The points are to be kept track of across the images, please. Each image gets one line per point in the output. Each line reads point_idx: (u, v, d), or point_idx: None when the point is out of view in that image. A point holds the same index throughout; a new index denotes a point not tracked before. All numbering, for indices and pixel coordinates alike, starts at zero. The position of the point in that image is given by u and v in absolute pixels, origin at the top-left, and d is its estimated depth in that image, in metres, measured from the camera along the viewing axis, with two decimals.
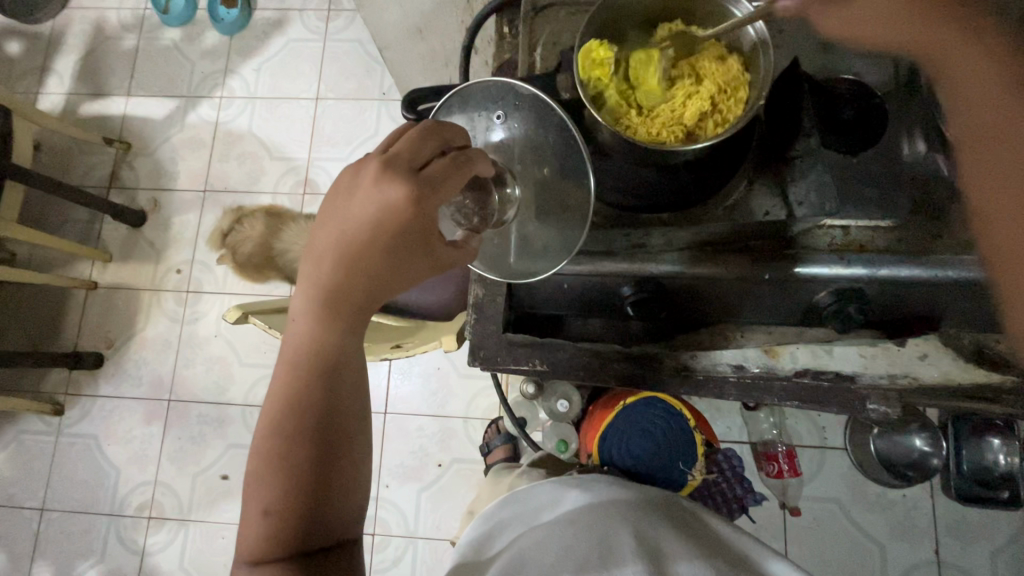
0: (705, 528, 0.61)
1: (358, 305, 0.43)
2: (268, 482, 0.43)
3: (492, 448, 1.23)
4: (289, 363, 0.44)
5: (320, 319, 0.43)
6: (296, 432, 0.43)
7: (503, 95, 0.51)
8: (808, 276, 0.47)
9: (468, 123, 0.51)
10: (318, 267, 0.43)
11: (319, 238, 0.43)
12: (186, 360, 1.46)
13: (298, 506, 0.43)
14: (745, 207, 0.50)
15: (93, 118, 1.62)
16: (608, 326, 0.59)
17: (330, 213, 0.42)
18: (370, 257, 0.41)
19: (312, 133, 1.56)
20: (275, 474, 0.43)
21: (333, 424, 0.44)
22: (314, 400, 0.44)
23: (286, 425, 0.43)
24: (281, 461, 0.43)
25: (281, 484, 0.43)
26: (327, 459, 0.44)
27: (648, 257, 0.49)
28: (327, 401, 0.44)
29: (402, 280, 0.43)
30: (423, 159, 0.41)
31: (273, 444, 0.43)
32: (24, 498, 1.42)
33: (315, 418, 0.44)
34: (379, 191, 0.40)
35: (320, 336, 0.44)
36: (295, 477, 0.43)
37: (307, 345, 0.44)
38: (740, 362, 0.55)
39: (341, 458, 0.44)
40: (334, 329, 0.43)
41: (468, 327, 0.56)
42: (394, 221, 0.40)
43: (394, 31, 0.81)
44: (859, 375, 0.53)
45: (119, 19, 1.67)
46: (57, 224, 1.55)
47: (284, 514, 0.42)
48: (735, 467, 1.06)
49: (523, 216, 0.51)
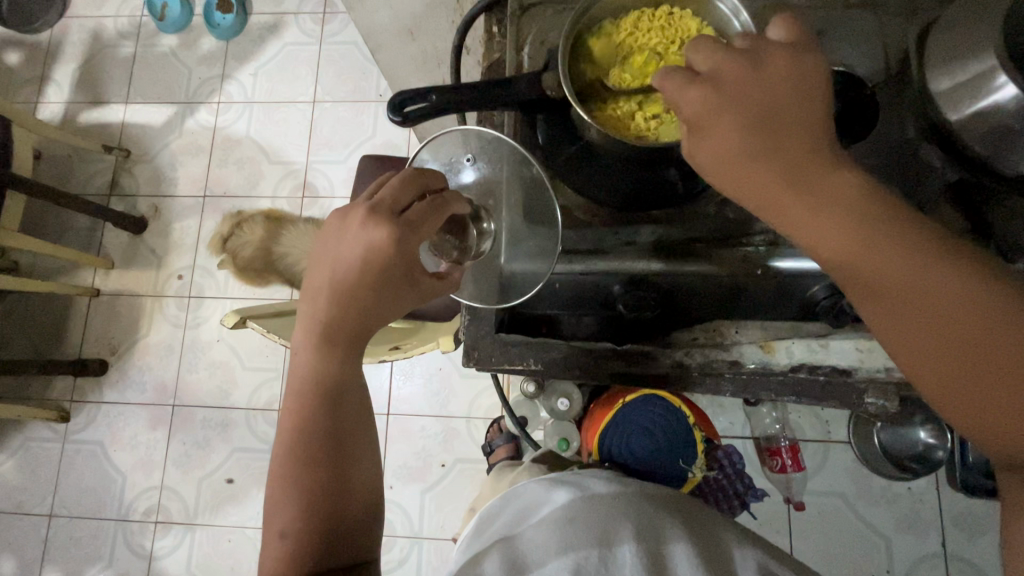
0: (709, 518, 0.60)
1: (351, 334, 0.44)
2: (280, 506, 0.42)
3: (495, 447, 1.22)
4: (292, 395, 0.44)
5: (317, 352, 0.44)
6: (306, 459, 0.43)
7: (469, 141, 0.54)
8: (796, 269, 0.50)
9: (444, 166, 0.55)
10: (314, 304, 0.44)
11: (313, 277, 0.45)
12: (189, 364, 1.47)
13: (316, 530, 0.41)
14: (738, 201, 0.51)
15: (92, 126, 1.63)
16: (601, 324, 0.56)
17: (321, 254, 0.44)
18: (361, 289, 0.43)
19: (309, 136, 1.57)
20: (291, 497, 0.42)
21: (341, 448, 0.44)
22: (320, 428, 0.43)
23: (295, 452, 0.43)
24: (294, 487, 0.42)
25: (296, 506, 0.42)
26: (338, 482, 0.43)
27: (634, 255, 0.51)
28: (334, 428, 0.44)
29: (393, 311, 0.44)
30: (405, 201, 0.44)
31: (285, 471, 0.43)
32: (32, 505, 1.43)
33: (325, 443, 0.43)
34: (365, 231, 0.42)
35: (315, 368, 0.44)
36: (307, 500, 0.42)
37: (305, 376, 0.44)
38: (736, 358, 0.52)
39: (351, 479, 0.44)
40: (329, 361, 0.44)
41: (462, 328, 0.55)
42: (380, 261, 0.42)
43: (384, 31, 0.80)
44: (855, 370, 0.51)
45: (116, 27, 1.68)
46: (59, 232, 1.56)
47: (300, 538, 0.41)
48: (735, 463, 1.05)
49: (513, 223, 0.53)
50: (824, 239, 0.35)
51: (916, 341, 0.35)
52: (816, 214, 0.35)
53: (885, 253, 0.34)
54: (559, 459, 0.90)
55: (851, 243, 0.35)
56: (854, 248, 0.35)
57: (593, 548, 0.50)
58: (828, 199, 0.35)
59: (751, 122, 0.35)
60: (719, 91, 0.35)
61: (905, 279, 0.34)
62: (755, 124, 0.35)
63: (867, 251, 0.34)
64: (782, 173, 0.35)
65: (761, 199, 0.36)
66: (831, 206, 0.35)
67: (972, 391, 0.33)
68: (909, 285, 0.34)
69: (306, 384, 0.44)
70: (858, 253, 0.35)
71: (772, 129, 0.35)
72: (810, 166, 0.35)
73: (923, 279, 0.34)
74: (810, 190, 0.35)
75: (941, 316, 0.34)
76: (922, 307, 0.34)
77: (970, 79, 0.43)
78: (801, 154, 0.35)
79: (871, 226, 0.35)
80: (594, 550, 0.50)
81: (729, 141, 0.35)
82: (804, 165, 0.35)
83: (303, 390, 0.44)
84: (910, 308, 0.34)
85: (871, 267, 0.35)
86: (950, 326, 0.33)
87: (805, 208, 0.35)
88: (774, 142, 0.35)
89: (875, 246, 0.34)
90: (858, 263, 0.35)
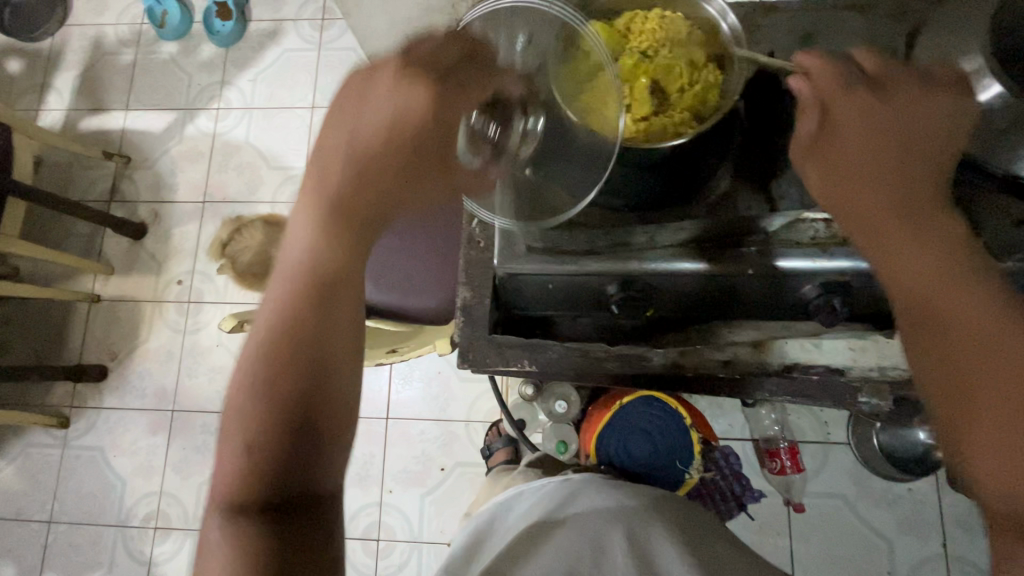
0: (699, 517, 0.63)
1: (361, 206, 0.49)
2: (251, 384, 0.44)
3: (494, 450, 1.23)
4: (289, 273, 0.47)
5: (320, 223, 0.48)
6: (283, 340, 0.45)
7: (530, 17, 0.47)
8: (792, 269, 0.48)
9: (493, 44, 0.48)
10: (329, 177, 0.49)
11: (330, 152, 0.49)
12: (189, 370, 1.47)
13: (277, 416, 0.43)
14: (731, 203, 0.48)
15: (92, 132, 1.64)
16: (597, 324, 0.59)
17: (341, 122, 0.49)
18: (390, 153, 0.48)
19: (308, 141, 1.58)
20: (262, 378, 0.44)
21: (319, 340, 0.45)
22: (306, 313, 0.46)
23: (277, 334, 0.45)
24: (262, 366, 0.44)
25: (261, 384, 0.43)
26: (310, 377, 0.44)
27: (631, 255, 0.50)
28: (318, 317, 0.46)
29: (412, 186, 0.50)
30: (449, 62, 0.47)
31: (259, 349, 0.45)
32: (32, 511, 1.43)
33: (305, 332, 0.45)
34: (397, 90, 0.47)
35: (316, 241, 0.48)
36: (276, 380, 0.44)
37: (304, 250, 0.48)
38: (730, 357, 0.53)
39: (324, 377, 0.45)
40: (332, 235, 0.48)
41: (456, 331, 0.55)
42: (408, 122, 0.47)
43: (381, 36, 0.81)
44: (849, 368, 0.52)
45: (117, 34, 1.69)
46: (59, 238, 1.57)
47: (261, 423, 0.42)
48: (733, 464, 1.05)
49: (505, 224, 0.50)
50: (898, 248, 0.38)
51: (941, 368, 0.36)
52: (900, 227, 0.38)
53: (952, 285, 0.36)
54: (557, 461, 0.90)
55: (924, 263, 0.37)
56: (925, 267, 0.37)
57: (586, 551, 0.52)
58: (920, 223, 0.38)
59: (878, 140, 0.40)
60: (868, 108, 0.40)
61: (963, 313, 0.36)
62: (880, 143, 0.40)
63: (935, 276, 0.37)
64: (882, 184, 0.39)
65: (848, 194, 0.40)
66: (919, 229, 0.38)
67: (984, 423, 0.34)
68: (963, 318, 0.36)
69: (303, 261, 0.47)
70: (929, 274, 0.37)
71: (892, 153, 0.39)
72: (914, 193, 0.39)
73: (975, 319, 0.35)
74: (903, 206, 0.39)
75: (976, 355, 0.35)
76: (966, 342, 0.35)
77: (959, 83, 0.42)
78: (909, 182, 0.39)
79: (954, 261, 0.37)
80: (587, 552, 0.52)
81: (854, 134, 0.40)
82: (911, 188, 0.39)
83: (300, 269, 0.47)
84: (956, 339, 0.36)
85: (935, 290, 0.37)
86: (982, 360, 0.35)
87: (893, 216, 0.39)
88: (883, 161, 0.39)
89: (946, 275, 0.37)
90: (921, 282, 0.37)
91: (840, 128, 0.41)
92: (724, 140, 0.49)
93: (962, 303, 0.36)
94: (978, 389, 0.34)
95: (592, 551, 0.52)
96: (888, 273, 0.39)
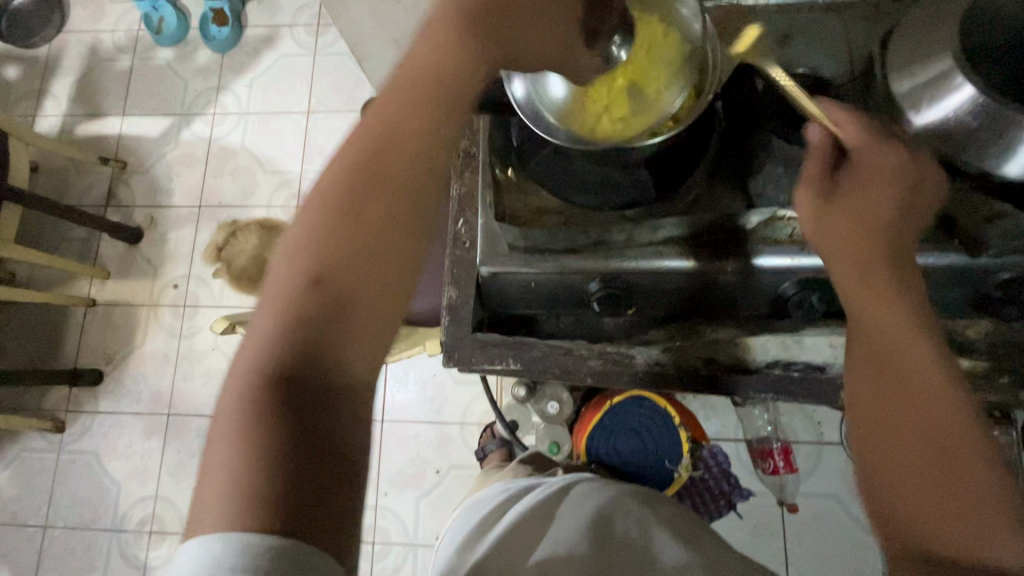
0: (687, 514, 0.64)
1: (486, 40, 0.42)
2: (326, 203, 0.38)
3: (488, 452, 1.20)
4: (400, 89, 0.41)
5: (446, 38, 0.41)
6: (373, 166, 0.38)
7: None
8: (771, 266, 0.48)
9: None
10: None
11: None
12: (184, 373, 1.47)
13: (333, 255, 0.36)
14: (709, 201, 0.51)
15: (89, 138, 1.65)
16: (579, 323, 0.59)
17: None
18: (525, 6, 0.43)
19: (303, 146, 1.59)
20: (341, 205, 0.38)
21: (406, 185, 0.39)
22: (404, 144, 0.39)
23: (369, 156, 0.39)
24: (344, 189, 0.38)
25: (341, 206, 0.38)
26: (386, 222, 0.38)
27: (610, 253, 0.50)
28: (407, 150, 0.39)
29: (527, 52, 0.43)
30: None
31: (344, 170, 0.39)
32: (27, 516, 1.43)
33: (393, 168, 0.39)
34: None
35: (438, 55, 0.41)
36: (352, 212, 0.37)
37: (425, 63, 0.41)
38: (711, 354, 0.55)
39: (392, 235, 0.38)
40: (453, 54, 0.41)
41: (442, 329, 0.55)
42: None
43: (370, 41, 0.82)
44: (829, 366, 0.53)
45: (113, 41, 1.71)
46: (56, 243, 1.57)
47: (327, 257, 0.36)
48: (721, 463, 1.04)
49: (490, 223, 0.53)
50: (877, 315, 0.41)
51: (883, 432, 0.40)
52: (884, 299, 0.41)
53: (914, 360, 0.40)
54: (548, 461, 0.90)
55: (895, 337, 0.41)
56: (894, 337, 0.41)
57: (587, 542, 0.52)
58: (900, 295, 0.41)
59: (882, 211, 0.42)
60: (884, 175, 0.42)
61: (914, 388, 0.40)
62: (883, 215, 0.42)
63: (899, 349, 0.41)
64: (875, 252, 0.42)
65: (847, 255, 0.42)
66: (897, 302, 0.41)
67: (905, 485, 0.39)
68: (911, 392, 0.40)
69: (418, 76, 0.41)
70: (896, 344, 0.41)
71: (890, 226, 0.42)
72: (898, 269, 0.42)
73: (921, 395, 0.40)
74: (888, 278, 0.42)
75: (914, 425, 0.39)
76: (907, 413, 0.40)
77: (931, 79, 0.43)
78: (898, 258, 0.42)
79: (922, 336, 0.41)
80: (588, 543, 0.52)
81: (883, 183, 0.42)
82: (896, 263, 0.42)
83: (413, 83, 0.41)
84: (900, 406, 0.40)
85: (896, 360, 0.41)
86: (915, 430, 0.39)
87: (876, 285, 0.42)
88: (878, 234, 0.42)
89: (908, 351, 0.41)
90: (888, 349, 0.41)
91: (857, 190, 0.43)
92: (701, 141, 0.51)
93: (917, 379, 0.40)
94: (911, 455, 0.39)
95: (594, 542, 0.52)
96: (863, 334, 0.42)
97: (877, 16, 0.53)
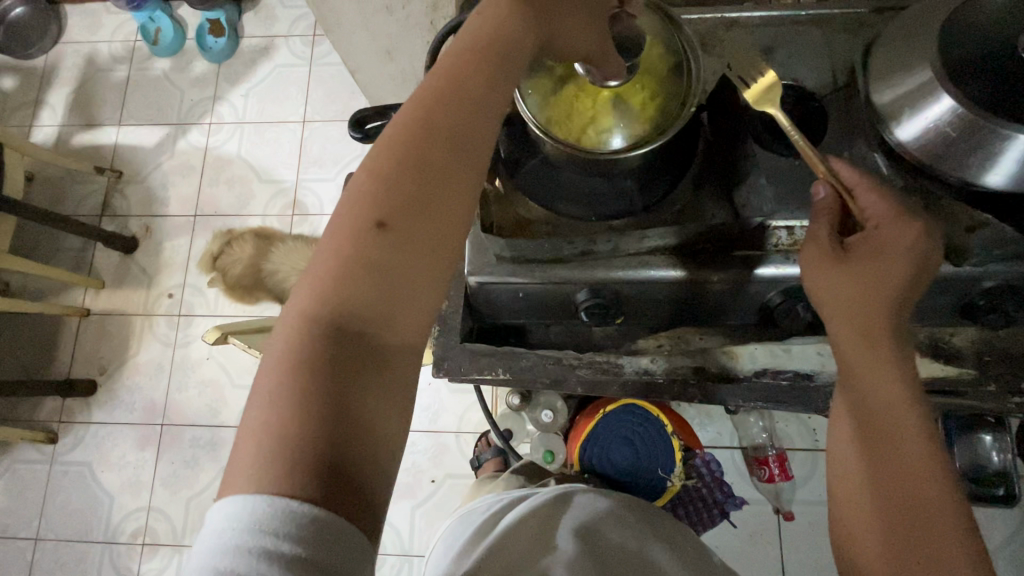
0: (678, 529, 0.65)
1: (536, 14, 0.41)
2: (379, 170, 0.36)
3: (483, 461, 1.21)
4: (457, 53, 0.39)
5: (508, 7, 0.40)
6: (425, 137, 0.36)
7: None
8: (757, 276, 0.49)
9: None
10: None
11: None
12: (178, 383, 1.47)
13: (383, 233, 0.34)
14: (696, 211, 0.51)
15: (84, 148, 1.65)
16: (568, 333, 0.59)
17: None
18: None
19: (299, 155, 1.59)
20: (397, 175, 0.35)
21: (451, 163, 0.37)
22: (458, 113, 0.37)
23: (426, 123, 0.36)
24: (397, 155, 0.36)
25: (390, 178, 0.35)
26: (433, 203, 0.36)
27: (596, 262, 0.50)
28: (459, 125, 0.37)
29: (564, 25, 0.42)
30: None
31: (399, 135, 0.36)
32: (19, 529, 1.41)
33: (446, 141, 0.37)
34: None
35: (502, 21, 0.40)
36: (404, 189, 0.35)
37: (489, 27, 0.40)
38: (699, 363, 0.56)
39: (439, 216, 0.36)
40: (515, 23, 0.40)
41: (433, 340, 0.56)
42: None
43: (363, 53, 0.83)
44: (817, 373, 0.53)
45: (110, 51, 1.72)
46: (50, 253, 1.57)
47: (375, 230, 0.34)
48: (713, 470, 1.04)
49: (477, 234, 0.52)
50: (877, 377, 0.40)
51: (871, 497, 0.39)
52: (883, 366, 0.40)
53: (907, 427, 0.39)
54: (542, 470, 0.90)
55: (892, 403, 0.39)
56: (890, 402, 0.39)
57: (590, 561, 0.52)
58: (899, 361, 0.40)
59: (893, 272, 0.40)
60: (897, 234, 0.41)
61: (903, 455, 0.38)
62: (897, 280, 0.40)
63: (895, 414, 0.39)
64: (882, 314, 0.40)
65: (851, 313, 0.41)
66: (897, 368, 0.40)
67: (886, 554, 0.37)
68: (901, 458, 0.38)
69: (481, 41, 0.39)
70: (893, 410, 0.39)
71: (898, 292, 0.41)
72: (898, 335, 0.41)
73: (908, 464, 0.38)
74: (888, 343, 0.40)
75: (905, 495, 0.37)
76: (897, 482, 0.38)
77: (910, 91, 0.44)
78: (897, 323, 0.41)
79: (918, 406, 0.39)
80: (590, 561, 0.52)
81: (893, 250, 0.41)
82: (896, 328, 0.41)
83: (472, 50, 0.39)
84: (891, 474, 0.38)
85: (891, 425, 0.39)
86: (904, 500, 0.37)
87: (878, 347, 0.40)
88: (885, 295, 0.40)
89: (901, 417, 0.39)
90: (882, 413, 0.39)
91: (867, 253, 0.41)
92: (686, 154, 0.51)
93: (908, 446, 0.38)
94: (893, 523, 0.37)
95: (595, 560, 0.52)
96: (860, 395, 0.41)
97: (859, 30, 0.54)
